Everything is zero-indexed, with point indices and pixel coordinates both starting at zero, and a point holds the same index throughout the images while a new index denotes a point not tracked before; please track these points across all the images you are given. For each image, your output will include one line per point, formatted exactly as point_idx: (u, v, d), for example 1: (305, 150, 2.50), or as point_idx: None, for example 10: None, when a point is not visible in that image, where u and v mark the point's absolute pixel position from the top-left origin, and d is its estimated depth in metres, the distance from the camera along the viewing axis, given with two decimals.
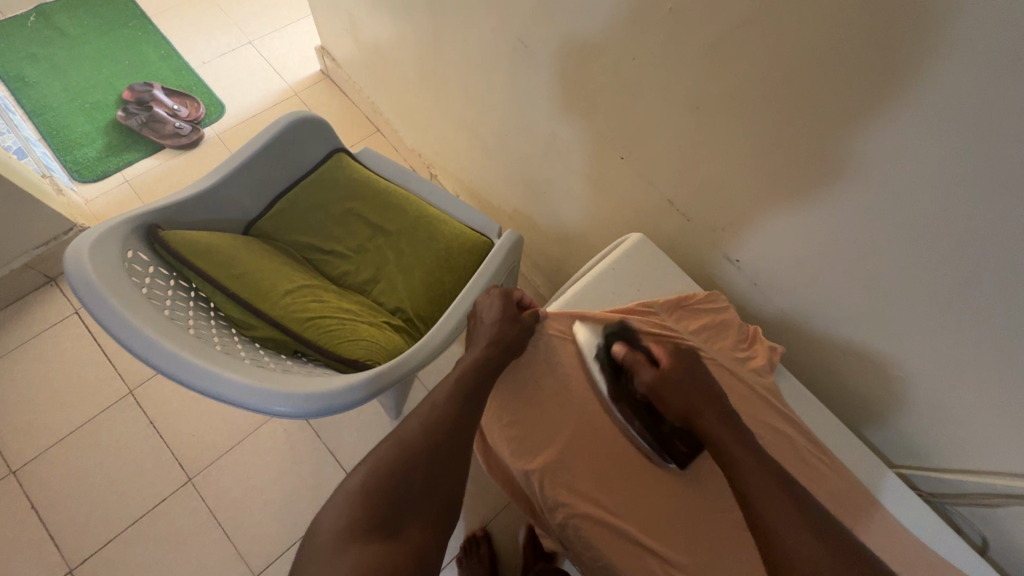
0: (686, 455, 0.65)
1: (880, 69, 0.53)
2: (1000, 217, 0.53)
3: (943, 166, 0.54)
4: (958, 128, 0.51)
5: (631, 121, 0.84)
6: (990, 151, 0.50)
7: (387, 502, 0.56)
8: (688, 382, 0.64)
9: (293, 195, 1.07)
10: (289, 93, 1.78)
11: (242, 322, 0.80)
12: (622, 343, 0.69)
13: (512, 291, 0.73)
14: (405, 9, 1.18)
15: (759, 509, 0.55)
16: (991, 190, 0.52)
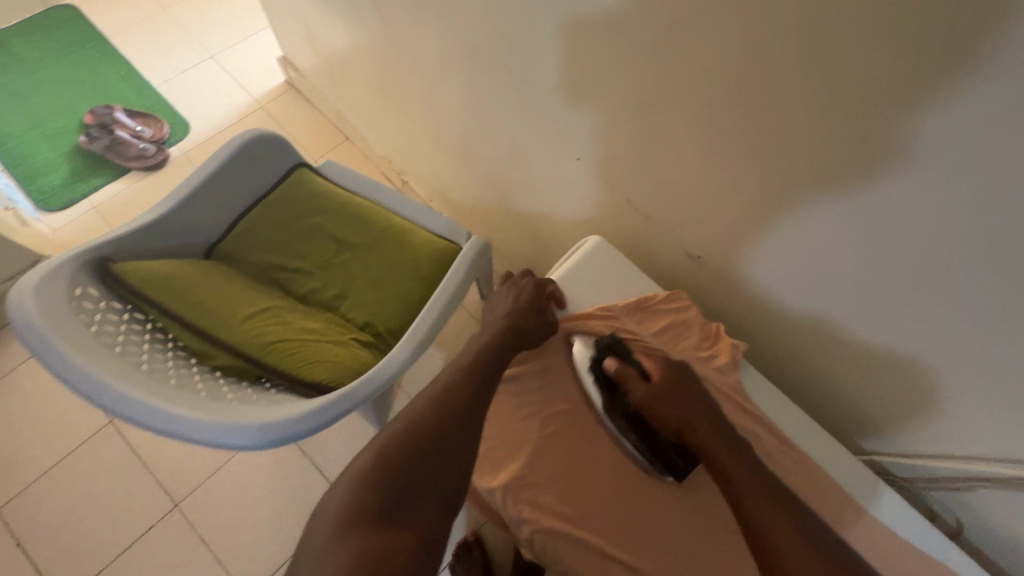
0: (684, 467, 0.64)
1: (821, 63, 0.52)
2: (966, 197, 0.51)
3: (892, 155, 0.54)
4: (914, 111, 0.50)
5: (586, 120, 0.83)
6: (936, 140, 0.50)
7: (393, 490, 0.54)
8: (681, 395, 0.63)
9: (255, 215, 1.06)
10: (255, 106, 1.75)
11: (201, 352, 0.78)
12: (614, 358, 0.68)
13: (545, 283, 0.74)
14: (357, 17, 1.16)
15: (751, 522, 0.54)
16: (952, 172, 0.51)
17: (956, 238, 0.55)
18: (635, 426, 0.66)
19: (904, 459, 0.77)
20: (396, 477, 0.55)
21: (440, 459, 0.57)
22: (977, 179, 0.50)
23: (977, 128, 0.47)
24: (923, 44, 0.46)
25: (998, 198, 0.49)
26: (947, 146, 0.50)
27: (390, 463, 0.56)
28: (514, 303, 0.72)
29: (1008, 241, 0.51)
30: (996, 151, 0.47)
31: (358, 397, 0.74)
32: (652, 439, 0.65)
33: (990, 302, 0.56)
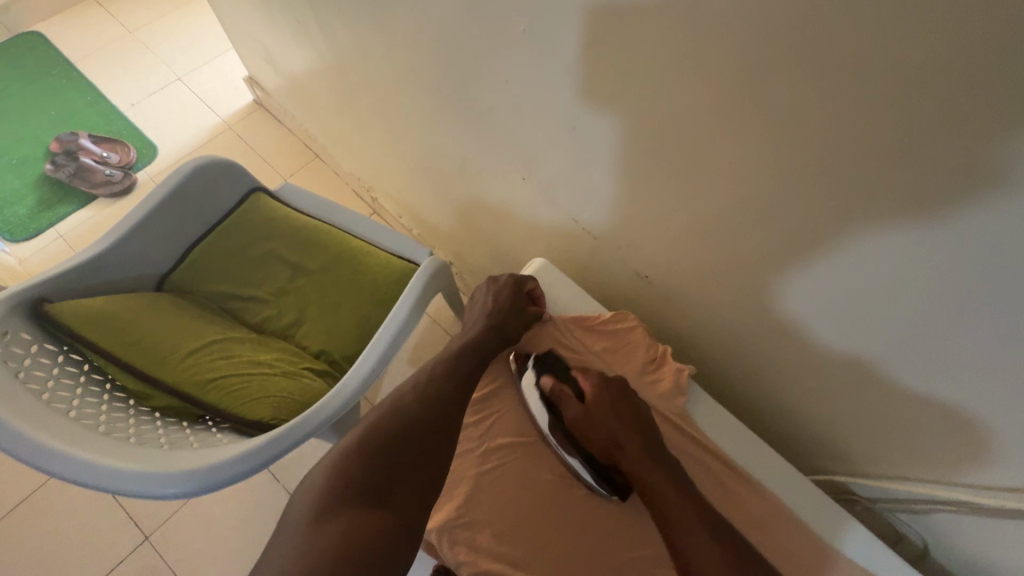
0: (626, 484, 0.63)
1: (735, 88, 0.51)
2: (889, 215, 0.49)
3: (813, 180, 0.52)
4: (825, 133, 0.48)
5: (529, 138, 0.81)
6: (849, 167, 0.48)
7: (377, 476, 0.54)
8: (611, 416, 0.63)
9: (207, 244, 1.04)
10: (223, 127, 1.73)
11: (138, 393, 0.76)
12: (550, 376, 0.68)
13: (526, 280, 0.73)
14: (309, 38, 1.15)
15: (680, 544, 0.54)
16: (869, 192, 0.49)
17: (892, 262, 0.52)
18: (579, 447, 0.65)
19: (866, 480, 0.75)
20: (381, 462, 0.55)
21: (428, 445, 0.58)
22: (898, 203, 0.48)
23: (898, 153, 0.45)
24: (827, 71, 0.44)
25: (925, 223, 0.47)
26: (870, 171, 0.48)
27: (377, 448, 0.56)
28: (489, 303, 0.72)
29: (941, 265, 0.49)
30: (920, 176, 0.45)
31: (298, 434, 0.73)
32: (595, 460, 0.65)
33: (936, 324, 0.54)
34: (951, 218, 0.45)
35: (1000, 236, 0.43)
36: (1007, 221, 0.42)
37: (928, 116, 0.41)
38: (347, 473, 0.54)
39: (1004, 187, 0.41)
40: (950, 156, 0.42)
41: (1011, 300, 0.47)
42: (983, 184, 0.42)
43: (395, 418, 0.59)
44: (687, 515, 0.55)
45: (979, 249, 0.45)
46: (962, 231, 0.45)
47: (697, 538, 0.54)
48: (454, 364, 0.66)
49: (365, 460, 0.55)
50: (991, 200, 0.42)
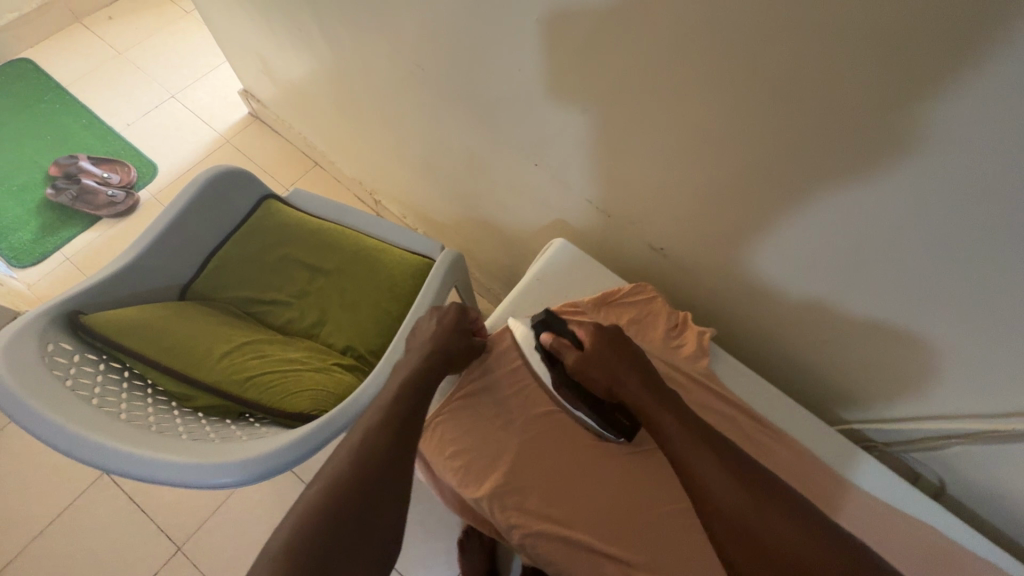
0: (631, 427, 0.67)
1: (742, 68, 0.54)
2: (890, 170, 0.53)
3: (818, 148, 0.56)
4: (826, 98, 0.51)
5: (537, 125, 0.84)
6: (850, 127, 0.52)
7: (325, 539, 0.52)
8: (611, 355, 0.65)
9: (224, 253, 1.07)
10: (221, 141, 1.75)
11: (180, 395, 0.79)
12: (549, 332, 0.70)
13: (468, 309, 0.76)
14: (308, 46, 1.17)
15: (687, 470, 0.56)
16: (870, 149, 0.53)
17: (907, 220, 0.56)
18: (582, 397, 0.68)
19: (883, 424, 0.79)
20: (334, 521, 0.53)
21: (371, 509, 0.56)
22: (902, 162, 0.52)
23: (904, 114, 0.48)
24: (830, 44, 0.47)
25: (932, 178, 0.51)
26: (874, 133, 0.51)
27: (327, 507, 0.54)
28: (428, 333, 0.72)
29: (946, 216, 0.53)
30: (926, 133, 0.48)
31: (342, 420, 0.76)
32: (599, 405, 0.67)
33: (946, 270, 0.57)
34: (961, 170, 0.49)
35: (1006, 183, 0.47)
36: (1012, 169, 0.46)
37: (929, 81, 0.45)
38: (283, 555, 0.50)
39: (1005, 139, 0.44)
40: (947, 111, 0.46)
41: (1018, 245, 0.50)
42: (984, 138, 0.45)
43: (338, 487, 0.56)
44: (688, 442, 0.57)
45: (978, 191, 0.49)
46: (971, 184, 0.49)
47: (700, 461, 0.55)
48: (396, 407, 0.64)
49: (305, 535, 0.52)
50: (993, 152, 0.46)
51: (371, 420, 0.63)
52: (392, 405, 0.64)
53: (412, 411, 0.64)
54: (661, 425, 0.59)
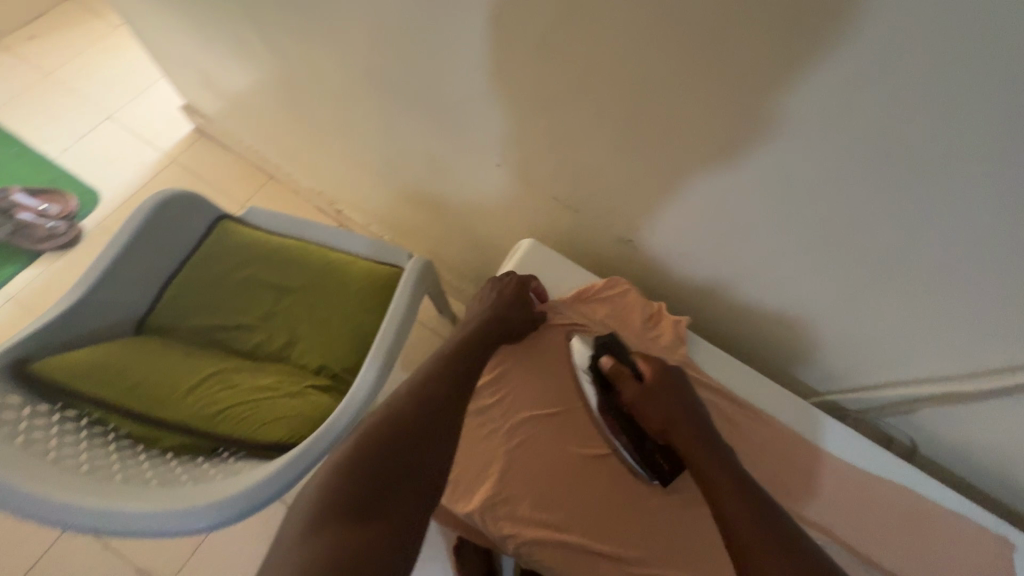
0: (671, 472, 0.64)
1: (697, 57, 0.54)
2: (849, 148, 0.54)
3: (778, 132, 0.56)
4: (781, 81, 0.51)
5: (496, 124, 0.83)
6: (807, 109, 0.53)
7: (381, 472, 0.53)
8: (672, 398, 0.63)
9: (181, 280, 1.02)
10: (167, 161, 1.67)
11: (146, 436, 0.75)
12: (609, 356, 0.68)
13: (528, 280, 0.75)
14: (250, 56, 1.12)
15: (731, 528, 0.51)
16: (829, 129, 0.53)
17: (871, 195, 0.56)
18: (625, 428, 0.66)
19: (855, 392, 0.81)
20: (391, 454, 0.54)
21: (420, 457, 0.55)
22: (861, 140, 0.52)
23: (860, 92, 0.48)
24: (784, 29, 0.47)
25: (890, 153, 0.52)
26: (832, 113, 0.51)
27: (385, 440, 0.55)
28: (487, 301, 0.73)
29: (906, 190, 0.54)
30: (880, 112, 0.49)
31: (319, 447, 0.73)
32: (641, 442, 0.65)
33: (910, 241, 0.58)
34: (917, 145, 0.50)
35: (960, 155, 0.48)
36: (964, 142, 0.47)
37: (880, 59, 0.45)
38: (349, 479, 0.52)
39: (957, 113, 0.45)
40: (902, 88, 0.46)
41: (973, 213, 0.52)
42: (938, 113, 0.46)
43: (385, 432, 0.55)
44: (736, 500, 0.52)
45: (936, 163, 0.50)
46: (923, 156, 0.50)
47: (746, 524, 0.50)
48: (449, 361, 0.64)
49: (364, 463, 0.53)
50: (946, 126, 0.47)
51: (435, 368, 0.63)
52: (453, 358, 0.65)
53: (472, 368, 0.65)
54: (708, 473, 0.56)
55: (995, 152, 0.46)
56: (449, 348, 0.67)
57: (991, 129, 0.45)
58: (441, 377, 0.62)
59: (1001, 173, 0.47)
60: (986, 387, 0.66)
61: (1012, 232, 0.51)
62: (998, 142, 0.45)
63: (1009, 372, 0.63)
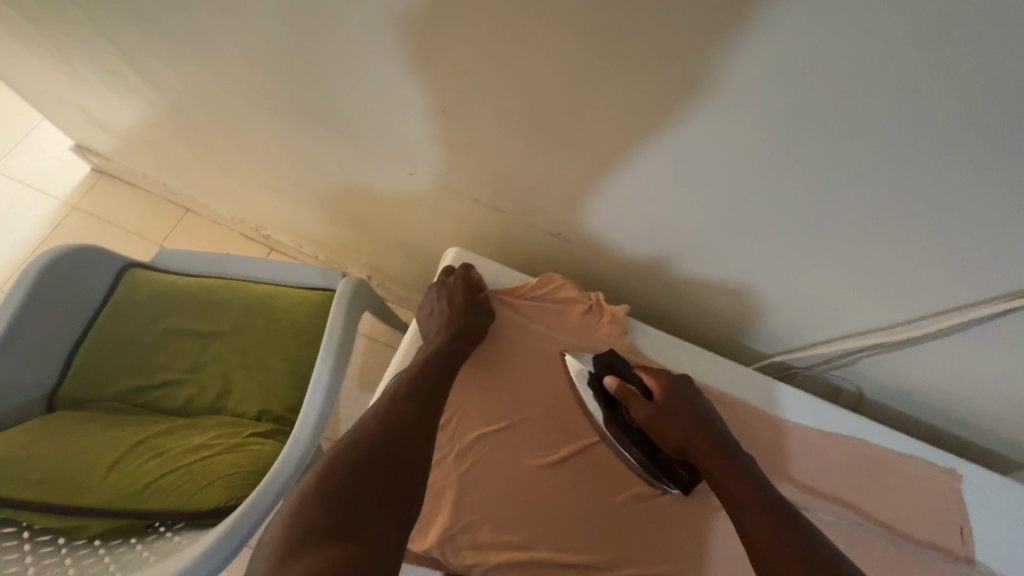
0: (690, 480, 0.63)
1: (581, 44, 0.52)
2: (745, 118, 0.52)
3: (681, 112, 0.55)
4: (668, 60, 0.50)
5: (401, 131, 0.78)
6: (698, 84, 0.51)
7: (352, 489, 0.50)
8: (683, 409, 0.62)
9: (92, 343, 0.93)
10: (66, 208, 1.52)
11: (67, 528, 0.69)
12: (613, 375, 0.66)
13: (470, 274, 0.74)
14: (128, 88, 1.03)
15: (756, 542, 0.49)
16: (722, 102, 0.52)
17: (775, 161, 0.56)
18: (638, 442, 0.64)
19: (799, 352, 0.82)
20: (360, 470, 0.52)
21: (392, 473, 0.53)
22: (761, 113, 0.51)
23: (745, 63, 0.47)
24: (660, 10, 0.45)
25: (784, 119, 0.51)
26: (720, 86, 0.50)
27: (352, 457, 0.53)
28: (441, 309, 0.71)
29: (811, 156, 0.54)
30: (768, 80, 0.48)
31: (265, 502, 0.68)
32: (657, 455, 0.64)
33: (821, 201, 0.58)
34: (812, 114, 0.49)
35: (845, 121, 0.49)
36: (857, 106, 0.47)
37: (756, 30, 0.44)
38: (319, 500, 0.49)
39: (845, 79, 0.45)
40: (784, 54, 0.45)
41: (870, 168, 0.52)
42: (827, 80, 0.46)
43: (359, 455, 0.53)
44: (755, 510, 0.51)
45: (829, 124, 0.50)
46: (815, 119, 0.50)
47: (769, 537, 0.49)
48: (415, 382, 0.62)
49: (334, 481, 0.51)
50: (837, 92, 0.46)
51: (396, 387, 0.61)
52: (417, 373, 0.63)
53: (437, 380, 0.63)
54: (727, 487, 0.54)
55: (885, 114, 0.47)
56: (410, 369, 0.64)
57: (878, 90, 0.45)
58: (408, 393, 0.60)
59: (894, 132, 0.48)
60: (908, 336, 0.69)
61: (913, 185, 0.52)
62: (886, 102, 0.46)
63: (930, 317, 0.66)
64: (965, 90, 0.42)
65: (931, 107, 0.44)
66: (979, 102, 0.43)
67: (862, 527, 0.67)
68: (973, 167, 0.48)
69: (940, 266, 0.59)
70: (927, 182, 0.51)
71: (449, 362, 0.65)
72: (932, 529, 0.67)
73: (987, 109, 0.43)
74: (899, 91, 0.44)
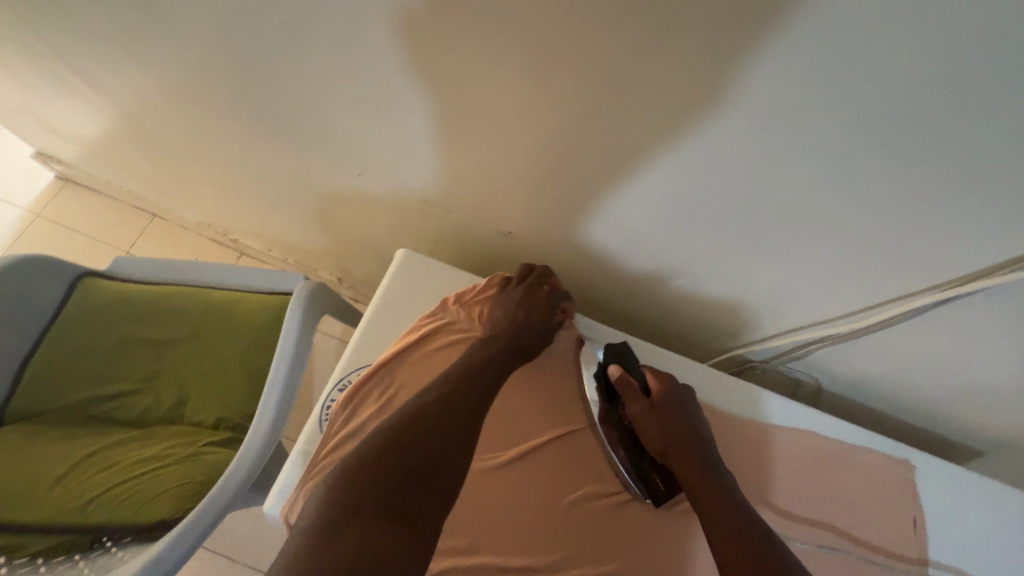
0: (665, 491, 0.63)
1: (504, 38, 0.51)
2: (672, 109, 0.52)
3: (615, 108, 0.54)
4: (589, 52, 0.49)
5: (348, 130, 0.77)
6: (621, 76, 0.50)
7: (401, 476, 0.51)
8: (676, 415, 0.64)
9: (44, 355, 0.90)
10: (30, 217, 1.50)
11: (9, 546, 0.67)
12: (619, 366, 0.68)
13: (547, 275, 0.74)
14: (78, 93, 1.01)
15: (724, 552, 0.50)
16: (645, 94, 0.51)
17: (707, 152, 0.55)
18: (625, 438, 0.64)
19: (756, 346, 0.82)
20: (411, 458, 0.52)
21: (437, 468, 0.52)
22: (689, 104, 0.51)
23: (662, 54, 0.47)
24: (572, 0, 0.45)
25: (709, 109, 0.50)
26: (641, 78, 0.50)
27: (405, 443, 0.53)
28: (515, 301, 0.70)
29: (742, 147, 0.53)
30: (686, 72, 0.48)
31: (213, 512, 0.68)
32: (639, 456, 0.64)
33: (756, 192, 0.58)
34: (733, 107, 0.49)
35: (766, 110, 0.48)
36: (779, 93, 0.46)
37: (666, 19, 0.44)
38: (369, 483, 0.50)
39: (765, 66, 0.44)
40: (698, 43, 0.45)
41: (795, 156, 0.52)
42: (747, 67, 0.45)
43: (411, 440, 0.53)
44: (729, 524, 0.52)
45: (753, 114, 0.49)
46: (736, 108, 0.49)
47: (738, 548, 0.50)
48: (481, 374, 0.61)
49: (380, 464, 0.51)
50: (758, 80, 0.46)
51: (454, 375, 0.60)
52: (483, 364, 0.63)
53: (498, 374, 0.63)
54: (704, 498, 0.56)
55: (809, 101, 0.46)
56: (473, 358, 0.64)
57: (797, 76, 0.44)
58: (465, 384, 0.60)
59: (819, 118, 0.47)
60: (852, 328, 0.70)
61: (844, 173, 0.52)
62: (807, 89, 0.45)
63: (876, 308, 0.66)
64: (874, 76, 0.42)
65: (850, 92, 0.44)
66: (896, 85, 0.42)
67: (817, 519, 0.67)
68: (897, 151, 0.48)
69: (880, 253, 0.59)
70: (852, 169, 0.51)
71: (506, 359, 0.65)
72: (887, 518, 0.67)
73: (905, 92, 0.42)
74: (819, 76, 0.44)
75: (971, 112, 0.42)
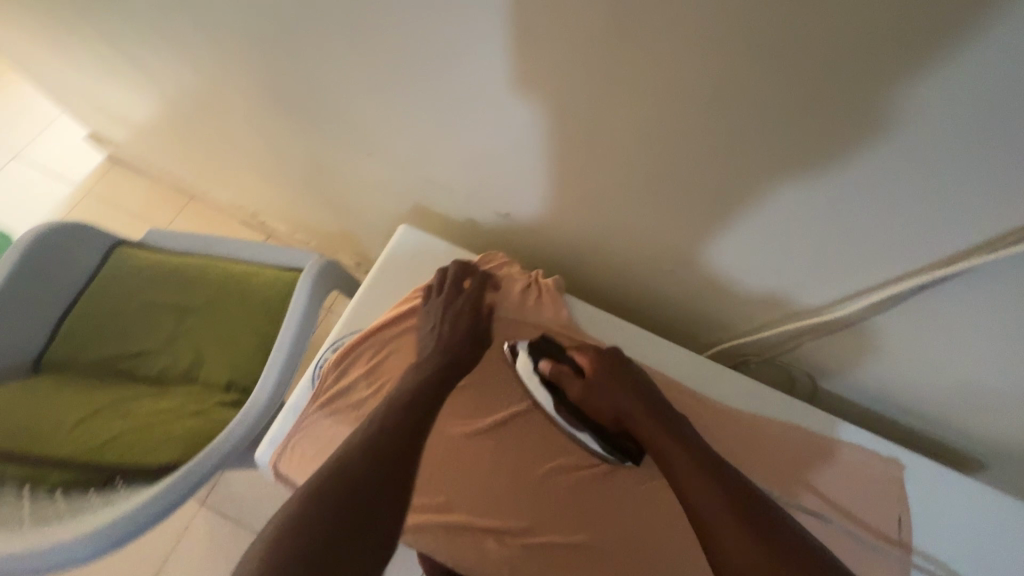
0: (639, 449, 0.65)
1: (487, 21, 0.54)
2: (639, 89, 0.54)
3: (587, 88, 0.57)
4: (561, 32, 0.52)
5: (357, 111, 0.82)
6: (590, 56, 0.53)
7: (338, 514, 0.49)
8: (620, 382, 0.66)
9: (79, 314, 0.98)
10: (80, 194, 1.62)
11: (34, 476, 0.73)
12: (547, 360, 0.69)
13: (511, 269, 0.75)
14: (124, 77, 1.10)
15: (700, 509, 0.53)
16: (615, 74, 0.54)
17: (677, 133, 0.57)
18: (584, 419, 0.66)
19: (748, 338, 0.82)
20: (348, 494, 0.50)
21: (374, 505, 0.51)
22: (652, 84, 0.53)
23: (625, 34, 0.49)
24: None
25: (673, 89, 0.52)
26: (609, 57, 0.52)
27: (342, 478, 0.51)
28: (452, 311, 0.71)
29: (708, 124, 0.54)
30: (650, 51, 0.50)
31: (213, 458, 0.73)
32: (603, 429, 0.66)
33: (728, 174, 0.59)
34: (692, 87, 0.51)
35: (723, 90, 0.50)
36: (732, 70, 0.48)
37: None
38: (305, 526, 0.47)
39: (713, 43, 0.46)
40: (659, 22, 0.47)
41: (758, 137, 0.53)
42: (700, 45, 0.47)
43: (347, 478, 0.51)
44: (697, 478, 0.55)
45: (713, 94, 0.51)
46: (698, 87, 0.51)
47: (708, 499, 0.53)
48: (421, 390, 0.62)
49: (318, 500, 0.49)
50: (708, 57, 0.48)
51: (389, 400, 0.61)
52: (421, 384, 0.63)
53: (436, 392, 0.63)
54: (671, 460, 0.59)
55: (763, 78, 0.47)
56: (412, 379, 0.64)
57: (749, 54, 0.46)
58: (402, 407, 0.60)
59: (767, 95, 0.48)
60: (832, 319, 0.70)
61: (816, 150, 0.52)
62: (760, 65, 0.46)
63: (859, 297, 0.66)
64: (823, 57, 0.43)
65: (808, 68, 0.45)
66: (842, 66, 0.43)
67: (802, 509, 0.66)
68: (864, 127, 0.48)
69: (864, 235, 0.58)
70: (818, 150, 0.52)
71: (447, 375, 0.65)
72: (870, 514, 0.66)
73: (851, 70, 0.43)
74: (770, 53, 0.45)
75: (920, 88, 0.42)
